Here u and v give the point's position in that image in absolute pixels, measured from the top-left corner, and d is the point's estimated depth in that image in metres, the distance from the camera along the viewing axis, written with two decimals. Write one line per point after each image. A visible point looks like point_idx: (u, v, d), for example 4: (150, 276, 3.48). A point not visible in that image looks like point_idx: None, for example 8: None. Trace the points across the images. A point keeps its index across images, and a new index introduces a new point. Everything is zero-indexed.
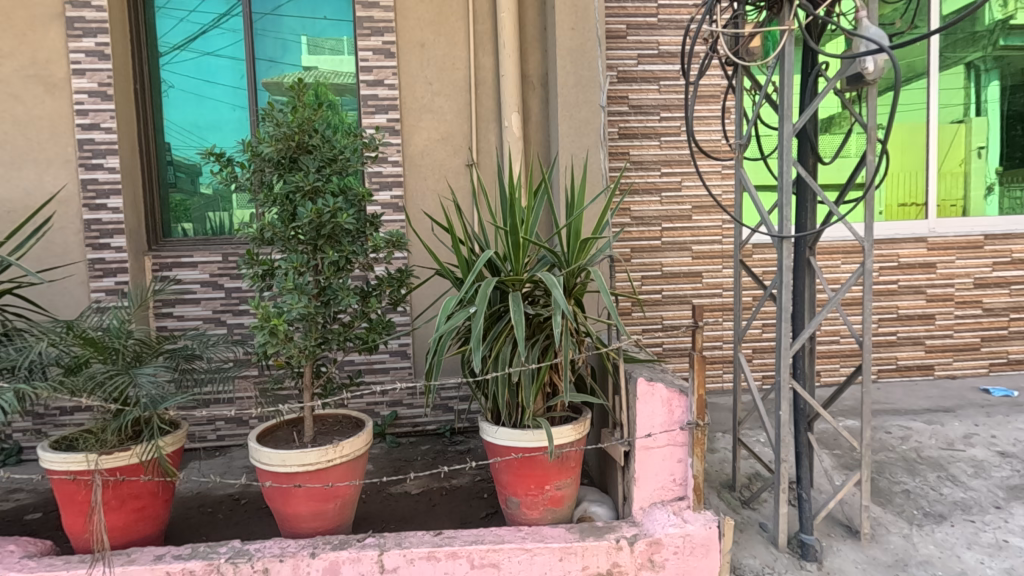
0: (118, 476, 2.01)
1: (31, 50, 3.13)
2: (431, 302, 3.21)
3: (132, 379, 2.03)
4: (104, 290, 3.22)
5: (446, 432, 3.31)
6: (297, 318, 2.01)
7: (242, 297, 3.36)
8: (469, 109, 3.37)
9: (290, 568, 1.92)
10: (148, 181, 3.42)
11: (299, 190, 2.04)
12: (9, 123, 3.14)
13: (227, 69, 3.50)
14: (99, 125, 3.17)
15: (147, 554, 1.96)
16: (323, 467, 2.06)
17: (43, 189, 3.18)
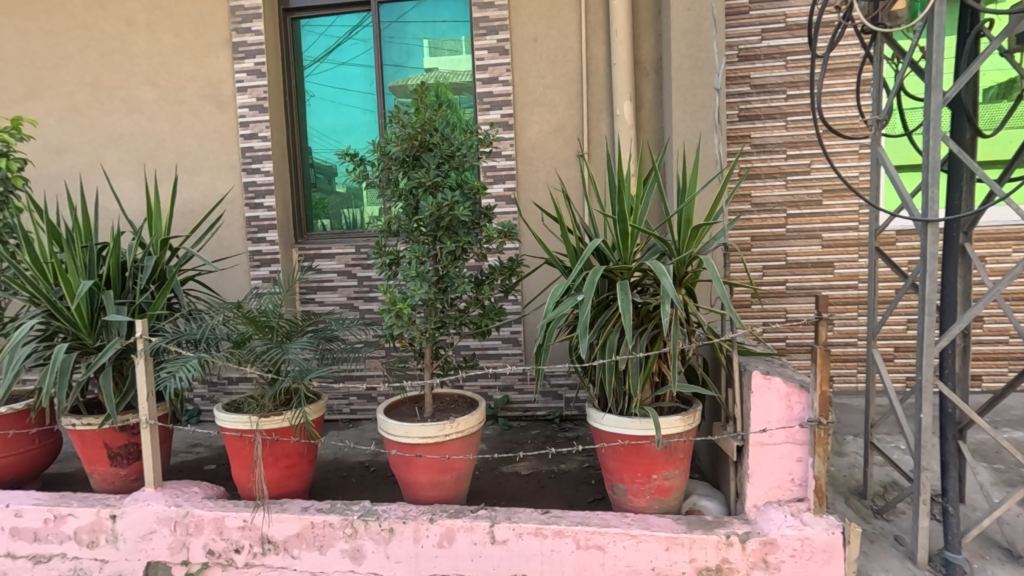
0: (274, 435, 2.33)
1: (206, 73, 3.68)
2: (541, 291, 3.31)
3: (284, 353, 2.35)
4: (261, 278, 3.71)
5: (555, 418, 3.42)
6: (419, 302, 2.18)
7: (372, 285, 3.71)
8: (581, 101, 3.39)
9: (412, 530, 2.12)
10: (295, 182, 3.88)
11: (421, 185, 2.19)
12: (191, 136, 3.73)
13: (360, 78, 3.85)
14: (257, 135, 3.65)
15: (296, 505, 2.26)
16: (440, 440, 2.23)
17: (215, 191, 3.74)
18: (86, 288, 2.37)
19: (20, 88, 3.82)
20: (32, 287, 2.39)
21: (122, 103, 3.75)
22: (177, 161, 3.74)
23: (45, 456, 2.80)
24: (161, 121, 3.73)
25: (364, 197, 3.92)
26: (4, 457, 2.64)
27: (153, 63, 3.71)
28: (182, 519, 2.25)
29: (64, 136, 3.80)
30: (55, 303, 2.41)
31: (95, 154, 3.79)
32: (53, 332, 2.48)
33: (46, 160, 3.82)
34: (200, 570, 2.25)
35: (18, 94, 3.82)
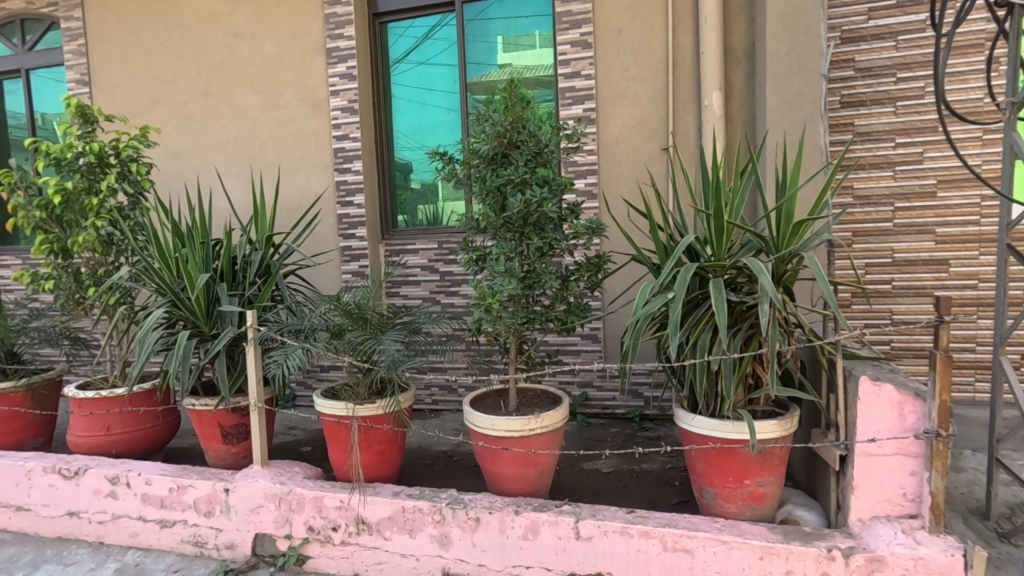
0: (369, 422, 2.45)
1: (303, 78, 3.91)
2: (627, 288, 3.27)
3: (377, 345, 2.46)
4: (351, 272, 3.91)
5: (635, 417, 3.37)
6: (507, 298, 2.21)
7: (454, 279, 3.80)
8: (666, 93, 3.30)
9: (497, 520, 2.17)
10: (382, 181, 4.04)
11: (510, 182, 2.22)
12: (289, 138, 3.98)
13: (444, 78, 3.95)
14: (348, 136, 3.84)
15: (387, 489, 2.37)
16: (525, 434, 2.25)
17: (310, 190, 3.97)
18: (203, 280, 2.60)
19: (144, 99, 4.24)
20: (158, 279, 2.66)
21: (229, 109, 4.07)
22: (277, 162, 4.01)
23: (167, 430, 3.10)
24: (263, 125, 4.01)
25: (439, 190, 4.02)
26: (134, 431, 2.95)
27: (256, 71, 3.99)
28: (285, 497, 2.42)
29: (181, 141, 4.18)
30: (178, 294, 2.66)
31: (206, 157, 4.14)
32: (175, 321, 2.74)
33: (166, 164, 4.22)
34: (301, 544, 2.41)
35: (143, 104, 4.24)
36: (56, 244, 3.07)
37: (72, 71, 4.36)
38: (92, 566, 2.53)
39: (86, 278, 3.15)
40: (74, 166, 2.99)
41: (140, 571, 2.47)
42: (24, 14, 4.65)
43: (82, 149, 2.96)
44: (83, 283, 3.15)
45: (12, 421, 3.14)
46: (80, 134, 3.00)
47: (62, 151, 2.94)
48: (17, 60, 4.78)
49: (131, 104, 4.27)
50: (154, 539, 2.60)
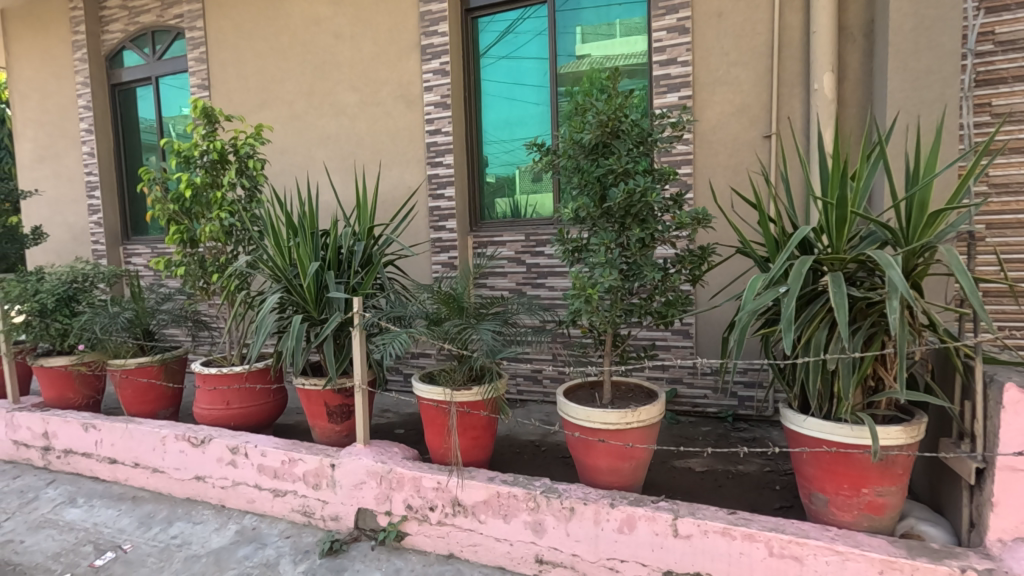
0: (466, 408, 2.52)
1: (399, 75, 4.05)
2: (728, 283, 3.15)
3: (477, 332, 2.54)
4: (441, 263, 4.02)
5: (729, 417, 3.24)
6: (606, 289, 2.19)
7: (541, 271, 3.81)
8: (771, 76, 3.12)
9: (592, 512, 2.16)
10: (472, 173, 4.11)
11: (612, 172, 2.20)
12: (385, 134, 4.15)
13: (535, 71, 3.95)
14: (441, 130, 3.94)
15: (482, 474, 2.44)
16: (622, 428, 2.23)
17: (403, 184, 4.12)
18: (314, 269, 2.78)
19: (256, 100, 4.56)
20: (274, 267, 2.87)
21: (331, 107, 4.30)
22: (373, 157, 4.20)
23: (277, 407, 3.35)
24: (361, 122, 4.21)
25: (517, 182, 4.06)
26: (250, 406, 3.21)
27: (356, 70, 4.18)
28: (386, 475, 2.55)
29: (288, 139, 4.47)
30: (291, 281, 2.86)
31: (309, 154, 4.41)
32: (288, 305, 2.95)
33: (274, 160, 4.54)
34: (400, 521, 2.53)
35: (255, 105, 4.58)
36: (185, 234, 3.37)
37: (195, 77, 4.79)
38: (216, 527, 2.80)
39: (210, 265, 3.43)
40: (200, 163, 3.27)
41: (257, 535, 2.70)
42: (155, 26, 5.15)
43: (207, 148, 3.24)
44: (207, 270, 3.44)
45: (148, 392, 3.52)
46: (205, 134, 3.27)
47: (191, 150, 3.22)
48: (149, 69, 5.30)
49: (245, 105, 4.62)
50: (268, 506, 2.83)
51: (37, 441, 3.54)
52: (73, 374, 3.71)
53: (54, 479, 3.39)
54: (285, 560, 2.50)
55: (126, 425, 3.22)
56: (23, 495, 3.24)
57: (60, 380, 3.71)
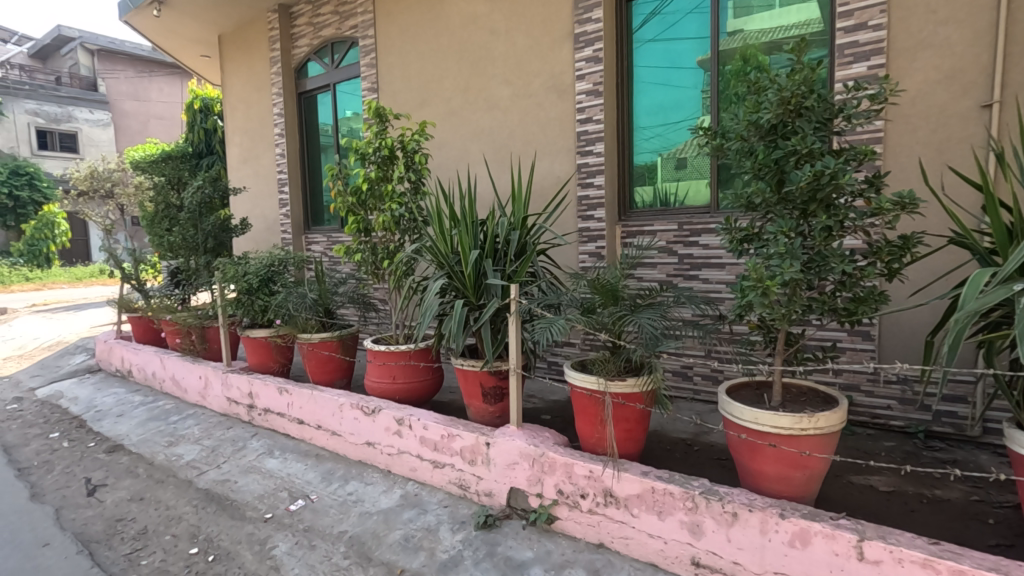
0: (621, 399, 2.49)
1: (551, 66, 4.09)
2: (931, 282, 2.75)
3: (637, 321, 2.50)
4: (588, 253, 3.99)
5: (919, 433, 2.82)
6: (785, 283, 1.98)
7: (694, 263, 3.62)
8: (996, 32, 2.62)
9: (758, 520, 2.02)
10: (622, 160, 4.00)
11: (794, 154, 2.00)
12: (537, 125, 4.21)
13: (692, 52, 3.71)
14: (592, 118, 3.90)
15: (635, 468, 2.39)
16: (795, 434, 2.05)
17: (554, 173, 4.17)
18: (474, 258, 2.92)
19: (418, 99, 4.91)
20: (439, 254, 3.07)
21: (485, 102, 4.47)
22: (525, 149, 4.29)
23: (435, 384, 3.59)
24: (514, 114, 4.32)
25: (657, 169, 3.91)
26: (413, 382, 3.48)
27: (510, 64, 4.30)
28: (539, 458, 2.61)
29: (446, 134, 4.75)
30: (454, 268, 3.05)
31: (465, 148, 4.64)
32: (449, 291, 3.13)
33: (434, 155, 4.85)
34: (551, 505, 2.58)
35: (418, 103, 4.92)
36: (361, 224, 3.73)
37: (366, 81, 5.27)
38: (384, 489, 3.09)
39: (381, 253, 3.75)
40: (374, 159, 3.59)
41: (419, 501, 2.93)
42: (334, 38, 5.75)
43: (378, 145, 3.54)
44: (378, 256, 3.76)
45: (328, 363, 3.97)
46: (377, 132, 3.56)
47: (365, 147, 3.54)
48: (328, 77, 5.95)
49: (409, 104, 4.99)
50: (428, 476, 3.05)
51: (244, 399, 4.18)
52: (271, 345, 4.31)
53: (257, 432, 3.98)
54: (444, 527, 2.69)
55: (312, 392, 3.68)
56: (235, 443, 3.86)
57: (261, 349, 4.33)
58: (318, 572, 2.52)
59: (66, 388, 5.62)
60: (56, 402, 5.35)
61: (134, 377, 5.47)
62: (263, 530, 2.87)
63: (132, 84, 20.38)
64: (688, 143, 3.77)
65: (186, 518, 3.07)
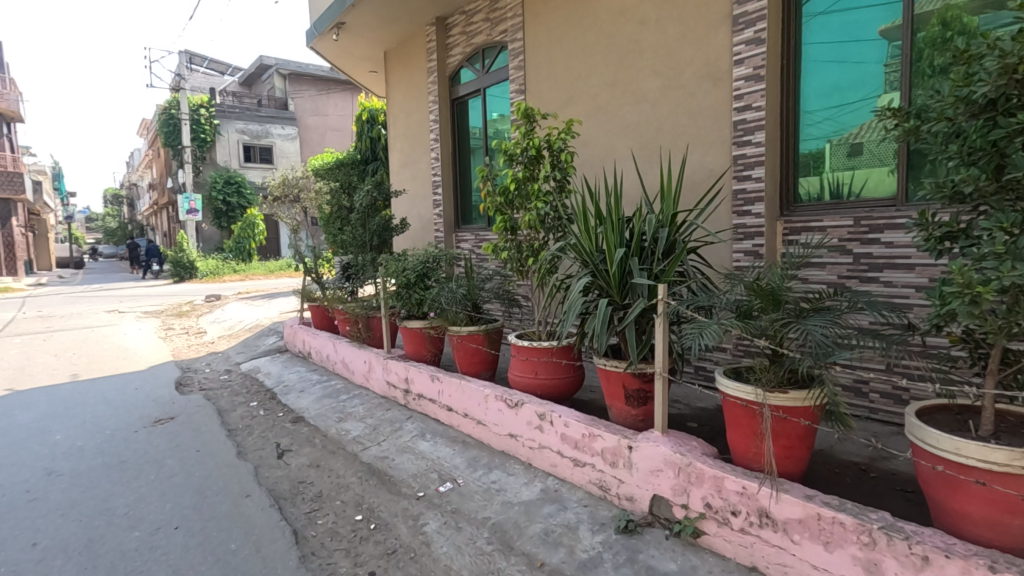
0: (781, 413, 2.27)
1: (705, 53, 3.85)
2: None
3: (804, 329, 2.26)
4: (743, 252, 3.68)
5: None
6: (1003, 290, 1.64)
7: (873, 263, 3.17)
8: None
9: (957, 569, 1.71)
10: (785, 148, 3.63)
11: (1020, 134, 1.65)
12: (688, 117, 4.00)
13: (876, 21, 3.24)
14: (751, 106, 3.60)
15: (797, 490, 2.16)
16: (1013, 472, 1.69)
17: (706, 166, 3.92)
18: (620, 256, 2.86)
19: (565, 97, 4.93)
20: (584, 252, 3.05)
21: (633, 96, 4.36)
22: (674, 143, 4.10)
23: (575, 382, 3.60)
24: (663, 107, 4.15)
25: (825, 158, 3.50)
26: (555, 378, 3.52)
27: (659, 55, 4.14)
28: (685, 467, 2.48)
29: (592, 131, 4.71)
30: (598, 267, 3.02)
31: (611, 144, 4.57)
32: (593, 289, 3.10)
33: (580, 152, 4.84)
34: (697, 519, 2.44)
35: (564, 102, 4.95)
36: (507, 223, 3.85)
37: (514, 83, 5.43)
38: (525, 481, 3.16)
39: (526, 250, 3.83)
40: (521, 159, 3.68)
41: (559, 497, 2.95)
42: (485, 44, 6.02)
43: (526, 145, 3.62)
44: (523, 254, 3.85)
45: (475, 355, 4.17)
46: (525, 133, 3.64)
47: (513, 148, 3.64)
48: (479, 82, 6.24)
49: (555, 103, 5.04)
50: (568, 473, 3.05)
51: (401, 384, 4.56)
52: (425, 335, 4.64)
53: (411, 415, 4.31)
54: (584, 526, 2.67)
55: (461, 381, 3.89)
56: (392, 424, 4.22)
57: (416, 339, 4.69)
58: (464, 553, 2.66)
59: (262, 365, 6.61)
60: (255, 376, 6.33)
61: (313, 358, 6.25)
62: (417, 507, 3.11)
63: (314, 102, 23.31)
64: (869, 126, 3.32)
65: (353, 487, 3.44)
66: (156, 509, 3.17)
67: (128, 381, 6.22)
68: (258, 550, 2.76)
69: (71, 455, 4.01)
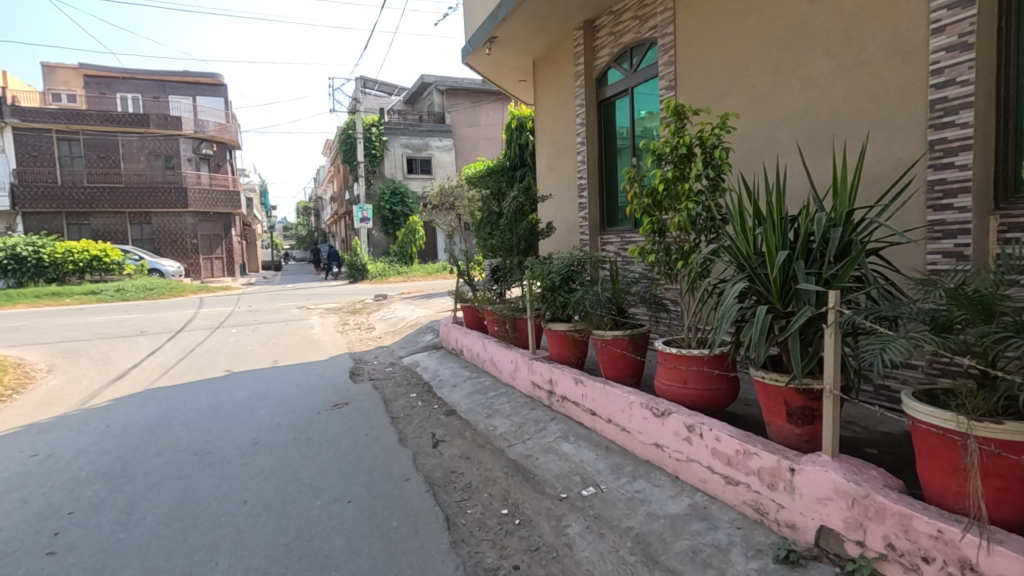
0: (993, 447, 1.89)
1: (893, 24, 3.36)
2: None
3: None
4: (942, 252, 3.14)
5: None
6: None
7: None
8: None
9: None
10: (1003, 127, 3.03)
11: None
12: (870, 100, 3.52)
13: None
14: (954, 81, 3.06)
15: (1015, 543, 1.79)
16: None
17: (892, 155, 3.42)
18: (782, 259, 2.61)
19: (721, 89, 4.63)
20: (740, 255, 2.84)
21: (800, 82, 3.95)
22: (851, 131, 3.64)
23: (728, 395, 3.35)
24: (838, 91, 3.70)
25: None
26: (706, 389, 3.31)
27: (833, 33, 3.71)
28: (862, 499, 2.18)
29: (751, 124, 4.37)
30: (757, 271, 2.78)
31: (773, 136, 4.19)
32: (750, 295, 2.87)
33: (737, 147, 4.51)
34: (876, 559, 2.13)
35: (719, 94, 4.66)
36: (655, 225, 3.73)
37: (664, 80, 5.24)
38: (672, 494, 3.02)
39: (675, 253, 3.68)
40: (670, 159, 3.54)
41: (708, 515, 2.77)
42: (633, 42, 5.90)
43: (676, 143, 3.47)
44: (672, 257, 3.70)
45: (619, 360, 4.08)
46: (675, 130, 3.49)
47: (663, 148, 3.51)
48: (627, 82, 6.12)
49: (709, 97, 4.76)
50: (719, 490, 2.86)
51: (545, 385, 4.65)
52: (569, 338, 4.67)
53: (555, 416, 4.36)
54: (737, 550, 2.48)
55: (605, 386, 3.85)
56: (537, 423, 4.32)
57: (561, 341, 4.73)
58: (607, 561, 2.63)
59: (420, 360, 7.19)
60: (415, 369, 6.92)
61: (465, 355, 6.65)
62: (559, 508, 3.16)
63: (468, 114, 24.78)
64: None
65: (500, 482, 3.59)
66: (334, 483, 3.62)
67: (313, 368, 7.18)
68: (416, 530, 3.00)
69: (271, 429, 4.75)
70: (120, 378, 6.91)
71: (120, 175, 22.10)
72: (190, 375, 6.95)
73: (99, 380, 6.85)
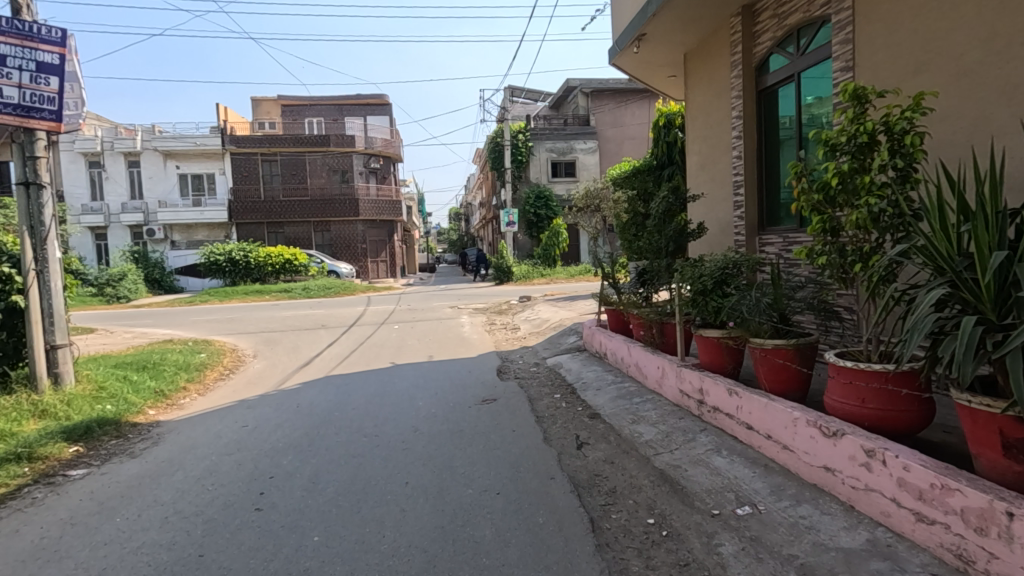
0: None
1: None
2: None
3: None
4: None
5: None
6: None
7: None
8: None
9: None
10: None
11: None
12: None
13: None
14: None
15: None
16: None
17: None
18: (997, 261, 2.19)
19: (913, 64, 4.02)
20: (939, 257, 2.46)
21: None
22: None
23: (919, 420, 2.89)
24: None
25: None
26: (890, 411, 2.89)
27: None
28: None
29: (953, 102, 3.73)
30: (961, 275, 2.38)
31: (984, 115, 3.55)
32: (952, 303, 2.45)
33: (933, 130, 3.87)
34: None
35: (910, 70, 4.04)
36: (826, 224, 3.34)
37: (839, 61, 4.69)
38: (846, 525, 2.68)
39: (851, 254, 3.25)
40: (846, 149, 3.15)
41: (893, 554, 2.42)
42: (801, 23, 5.38)
43: (855, 131, 3.08)
44: (847, 259, 3.29)
45: (781, 372, 3.73)
46: (854, 117, 3.11)
47: (837, 138, 3.15)
48: (793, 67, 5.59)
49: (897, 75, 4.16)
50: (908, 528, 2.48)
51: (695, 394, 4.43)
52: (722, 345, 4.39)
53: (705, 428, 4.13)
54: None
55: (765, 399, 3.55)
56: (685, 434, 4.12)
57: (712, 348, 4.47)
58: None
59: (564, 361, 7.27)
60: (558, 370, 7.02)
61: (608, 358, 6.59)
62: (711, 525, 2.99)
63: (613, 114, 24.53)
64: None
65: (646, 490, 3.50)
66: (484, 474, 3.82)
67: (463, 364, 7.65)
68: (561, 528, 3.05)
69: (427, 419, 5.15)
70: (306, 365, 7.99)
71: (307, 189, 25.59)
72: (360, 365, 7.81)
73: (289, 366, 7.98)
